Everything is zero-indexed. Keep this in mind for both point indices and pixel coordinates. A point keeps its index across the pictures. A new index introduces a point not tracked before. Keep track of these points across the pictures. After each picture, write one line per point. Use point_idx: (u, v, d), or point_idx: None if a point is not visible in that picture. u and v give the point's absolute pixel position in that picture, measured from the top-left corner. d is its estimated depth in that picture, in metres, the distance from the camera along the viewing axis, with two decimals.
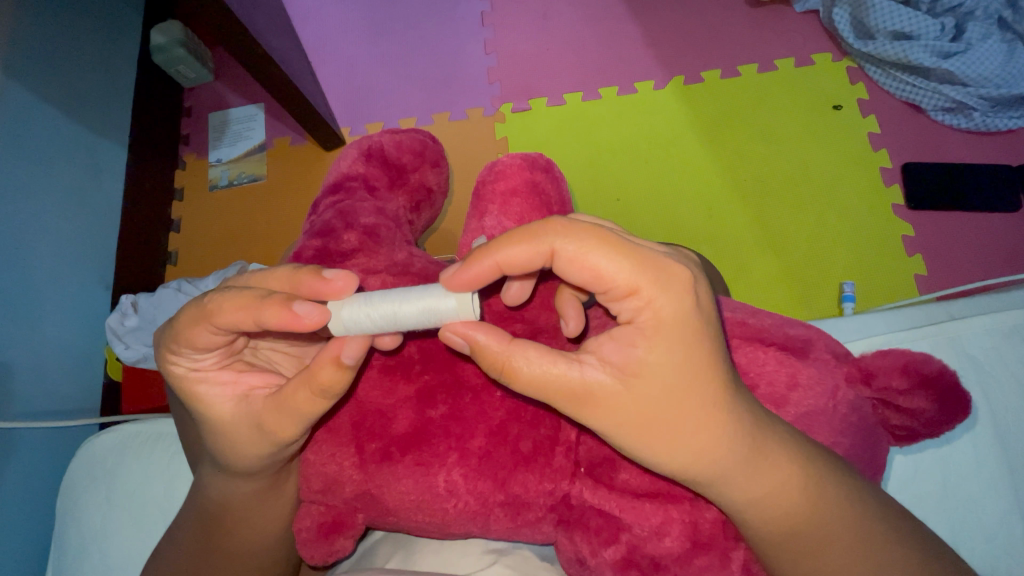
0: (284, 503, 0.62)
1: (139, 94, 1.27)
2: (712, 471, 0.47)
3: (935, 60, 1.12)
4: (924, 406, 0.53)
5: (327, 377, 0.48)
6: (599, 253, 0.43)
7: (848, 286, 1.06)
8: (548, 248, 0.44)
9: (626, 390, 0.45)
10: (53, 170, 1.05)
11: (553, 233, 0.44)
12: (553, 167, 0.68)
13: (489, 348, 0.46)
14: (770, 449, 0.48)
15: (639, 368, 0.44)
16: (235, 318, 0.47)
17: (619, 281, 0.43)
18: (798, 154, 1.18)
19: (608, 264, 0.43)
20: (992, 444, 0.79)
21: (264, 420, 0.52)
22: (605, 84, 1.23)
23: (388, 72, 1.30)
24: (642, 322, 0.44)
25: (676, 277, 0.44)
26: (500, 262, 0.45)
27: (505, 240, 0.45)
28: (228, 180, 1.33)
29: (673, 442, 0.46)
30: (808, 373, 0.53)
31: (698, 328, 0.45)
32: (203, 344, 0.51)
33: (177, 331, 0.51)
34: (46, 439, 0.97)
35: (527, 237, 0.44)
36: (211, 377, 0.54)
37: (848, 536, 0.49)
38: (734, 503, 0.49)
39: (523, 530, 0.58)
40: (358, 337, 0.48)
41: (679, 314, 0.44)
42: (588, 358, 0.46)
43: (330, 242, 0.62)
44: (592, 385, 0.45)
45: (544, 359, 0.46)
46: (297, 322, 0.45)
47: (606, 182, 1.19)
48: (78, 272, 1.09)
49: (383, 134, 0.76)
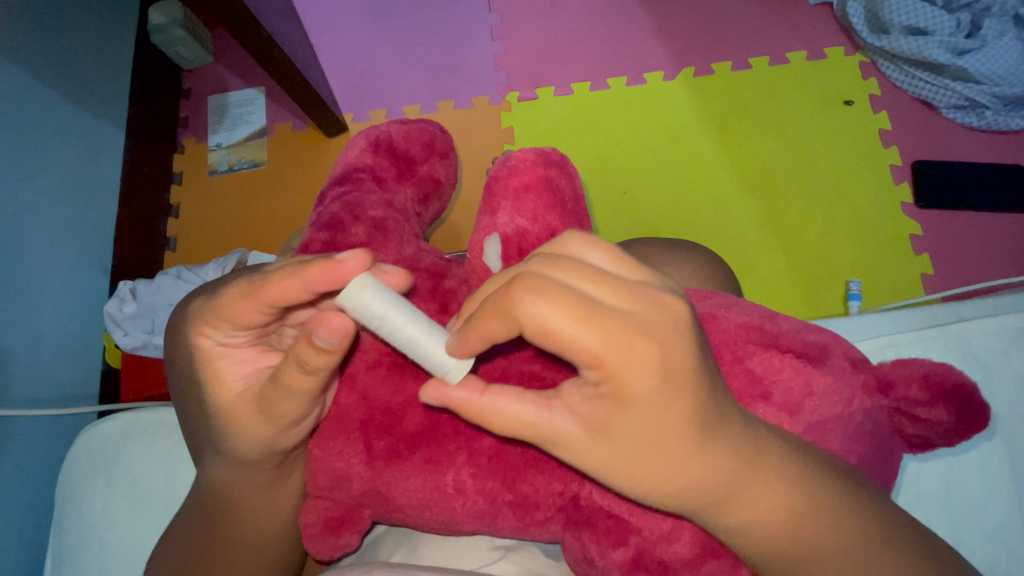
0: (287, 497, 0.61)
1: (137, 74, 1.24)
2: (696, 500, 0.45)
3: (950, 57, 1.10)
4: (941, 416, 0.53)
5: (309, 358, 0.47)
6: (563, 326, 0.37)
7: (857, 284, 1.05)
8: (515, 323, 0.39)
9: (593, 443, 0.43)
10: (50, 152, 1.02)
11: (517, 305, 0.38)
12: (567, 163, 0.67)
13: (464, 401, 0.45)
14: (768, 468, 0.46)
15: (606, 428, 0.42)
16: (284, 289, 0.46)
17: (587, 351, 0.37)
18: (808, 148, 1.16)
19: (568, 337, 0.37)
20: (998, 447, 0.79)
21: (267, 399, 0.52)
22: (614, 73, 1.21)
23: (394, 57, 1.27)
24: (606, 392, 0.40)
25: (643, 350, 0.38)
26: (481, 335, 0.41)
27: (481, 313, 0.41)
28: (229, 165, 1.30)
29: (648, 480, 0.44)
30: (825, 381, 0.52)
31: (671, 395, 0.41)
32: (239, 321, 0.50)
33: (218, 304, 0.51)
34: (44, 425, 0.96)
35: (494, 312, 0.40)
36: (237, 355, 0.53)
37: (859, 549, 0.48)
38: (721, 525, 0.47)
39: (531, 530, 0.57)
40: (337, 321, 0.44)
41: (645, 390, 0.39)
42: (557, 405, 0.44)
43: (338, 235, 0.60)
44: (561, 433, 0.44)
45: (514, 409, 0.44)
46: (341, 270, 0.43)
47: (613, 174, 1.18)
48: (75, 257, 1.07)
49: (391, 123, 0.75)
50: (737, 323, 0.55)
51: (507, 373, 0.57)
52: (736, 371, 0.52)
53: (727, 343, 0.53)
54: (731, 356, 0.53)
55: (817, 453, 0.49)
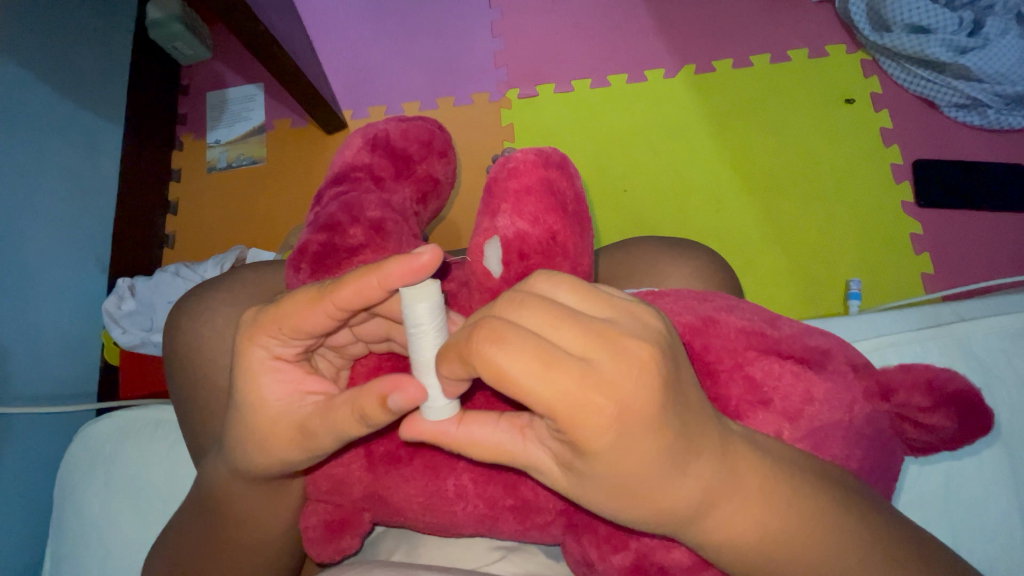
0: (285, 509, 0.61)
1: (135, 70, 1.23)
2: (675, 520, 0.45)
3: (951, 55, 1.10)
4: (944, 423, 0.52)
5: (368, 407, 0.45)
6: (516, 378, 0.37)
7: (857, 282, 1.05)
8: (474, 369, 0.39)
9: (563, 477, 0.43)
10: (48, 149, 1.02)
11: (474, 352, 0.38)
12: (568, 164, 0.66)
13: (440, 433, 0.45)
14: (750, 481, 0.46)
15: (571, 467, 0.42)
16: (363, 287, 0.45)
17: (541, 402, 0.37)
18: (810, 147, 1.16)
19: (523, 390, 0.37)
20: (999, 448, 0.79)
21: (309, 427, 0.50)
22: (615, 71, 1.21)
23: (393, 54, 1.26)
24: (565, 440, 0.40)
25: (597, 407, 0.38)
26: (443, 372, 0.42)
27: (443, 353, 0.41)
28: (228, 162, 1.30)
29: (622, 510, 0.43)
30: (825, 386, 0.52)
31: (632, 444, 0.39)
32: (302, 328, 0.49)
33: (280, 311, 0.49)
34: (42, 424, 0.96)
35: (453, 355, 0.40)
36: (282, 368, 0.51)
37: (846, 556, 0.47)
38: (701, 540, 0.47)
39: (532, 532, 0.57)
40: (414, 391, 0.43)
41: (601, 444, 0.39)
42: (532, 434, 0.44)
43: (336, 236, 0.60)
44: (534, 462, 0.44)
45: (488, 438, 0.44)
46: (415, 263, 0.43)
47: (613, 173, 1.17)
48: (73, 255, 1.06)
49: (389, 121, 0.74)
50: (737, 328, 0.54)
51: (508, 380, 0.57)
52: (736, 377, 0.52)
53: (727, 347, 0.53)
54: (731, 361, 0.53)
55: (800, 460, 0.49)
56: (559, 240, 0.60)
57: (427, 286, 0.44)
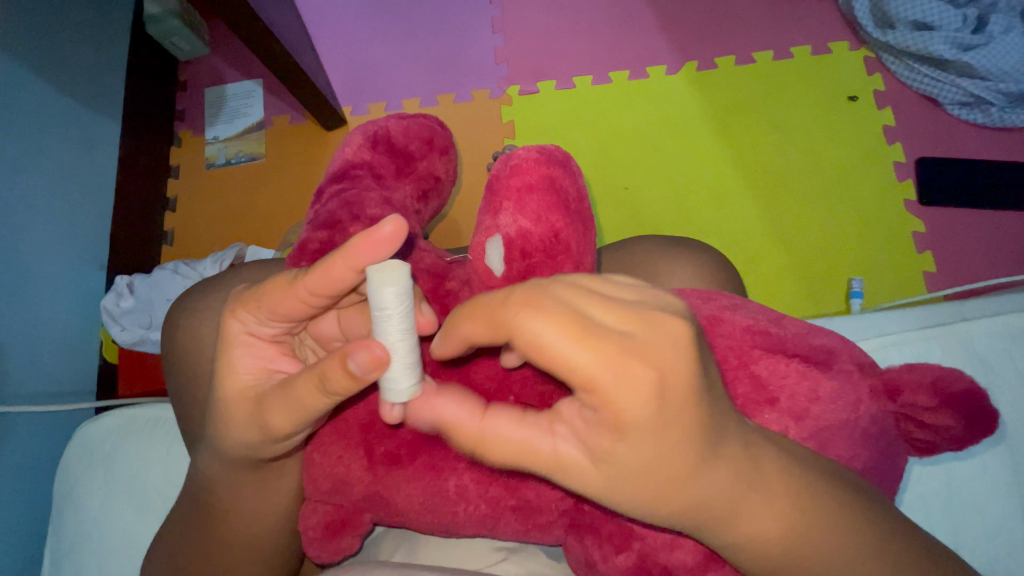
0: (279, 506, 0.61)
1: (133, 65, 1.22)
2: (693, 517, 0.45)
3: (955, 52, 1.09)
4: (949, 423, 0.53)
5: (334, 376, 0.45)
6: (552, 341, 0.37)
7: (859, 281, 1.04)
8: (505, 333, 0.41)
9: (597, 473, 0.41)
10: (45, 145, 1.01)
11: (509, 315, 0.40)
12: (570, 161, 0.66)
13: (461, 425, 0.45)
14: (769, 482, 0.45)
15: (607, 456, 0.40)
16: (335, 271, 0.45)
17: (579, 372, 0.37)
18: (811, 144, 1.15)
19: (565, 358, 0.37)
20: (1002, 447, 0.79)
21: (266, 402, 0.50)
22: (616, 67, 1.20)
23: (393, 49, 1.25)
24: (605, 420, 0.39)
25: (639, 375, 0.37)
26: (468, 338, 0.44)
27: (471, 316, 0.43)
28: (226, 158, 1.29)
29: (645, 504, 0.43)
30: (830, 385, 0.51)
31: (671, 419, 0.39)
32: (278, 309, 0.49)
33: (259, 291, 0.50)
34: (40, 422, 0.96)
35: (485, 317, 0.42)
36: (257, 347, 0.52)
37: (853, 558, 0.47)
38: (722, 541, 0.46)
39: (534, 533, 0.57)
40: (377, 350, 0.43)
41: (642, 417, 0.38)
42: (561, 430, 0.42)
43: (336, 235, 0.59)
44: (564, 460, 0.42)
45: (515, 430, 0.43)
46: (380, 243, 0.43)
47: (614, 170, 1.17)
48: (71, 252, 1.05)
49: (390, 119, 0.73)
50: (742, 327, 0.54)
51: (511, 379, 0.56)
52: (741, 376, 0.52)
53: (732, 346, 0.53)
54: (736, 361, 0.52)
55: (816, 460, 0.48)
56: (562, 239, 0.59)
57: (396, 267, 0.43)
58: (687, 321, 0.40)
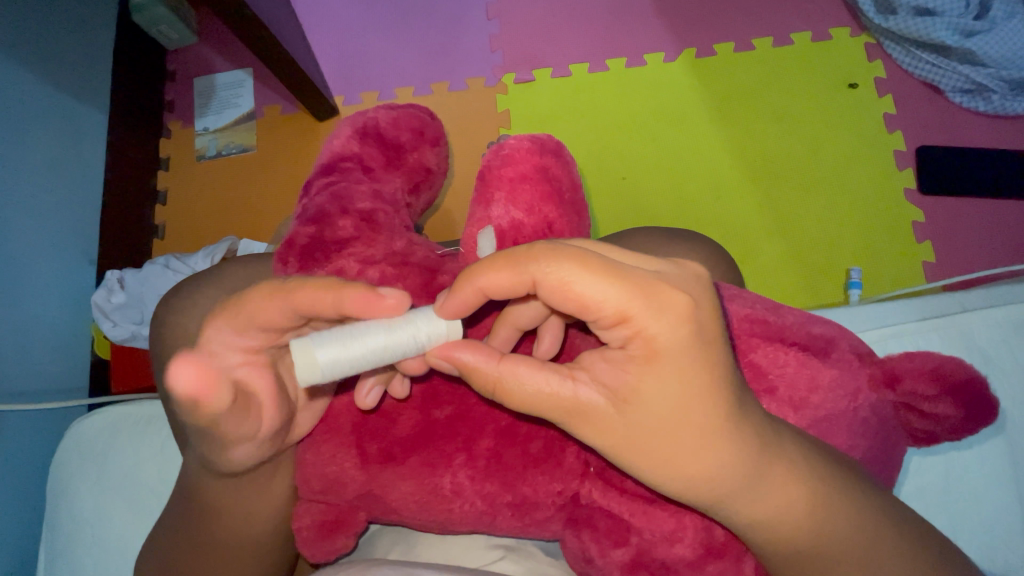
0: (274, 506, 0.60)
1: (120, 55, 1.19)
2: (707, 493, 0.44)
3: (957, 39, 1.07)
4: (949, 412, 0.51)
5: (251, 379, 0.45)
6: (584, 280, 0.38)
7: (858, 271, 1.03)
8: (528, 278, 0.40)
9: (621, 415, 0.42)
10: (31, 139, 0.99)
11: (533, 260, 0.40)
12: (564, 150, 0.65)
13: (479, 368, 0.44)
14: (780, 463, 0.45)
15: (633, 396, 0.41)
16: (314, 300, 0.45)
17: (607, 308, 0.39)
18: (812, 134, 1.14)
19: (597, 290, 0.38)
20: (1000, 438, 0.78)
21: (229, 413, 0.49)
22: (613, 55, 1.18)
23: (386, 36, 1.23)
24: (635, 350, 0.40)
25: (671, 300, 0.39)
26: (481, 288, 0.42)
27: (487, 263, 0.42)
28: (217, 150, 1.27)
29: (663, 464, 0.43)
30: (830, 375, 0.51)
31: (702, 352, 0.41)
32: (257, 321, 0.47)
33: (237, 300, 0.47)
34: (34, 420, 0.95)
35: (507, 263, 0.41)
36: (235, 359, 0.50)
37: (859, 556, 0.45)
38: (743, 521, 0.45)
39: (531, 529, 0.56)
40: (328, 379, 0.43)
41: (675, 343, 0.40)
42: (582, 376, 0.43)
43: (325, 229, 0.58)
44: (584, 405, 0.42)
45: (534, 377, 0.43)
46: (377, 305, 0.44)
47: (613, 160, 1.15)
48: (61, 248, 1.04)
49: (379, 109, 0.71)
50: (741, 316, 0.53)
51: None
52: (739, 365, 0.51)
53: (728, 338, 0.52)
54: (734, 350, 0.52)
55: (819, 449, 0.47)
56: (555, 231, 0.59)
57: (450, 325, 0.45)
58: (703, 266, 0.45)
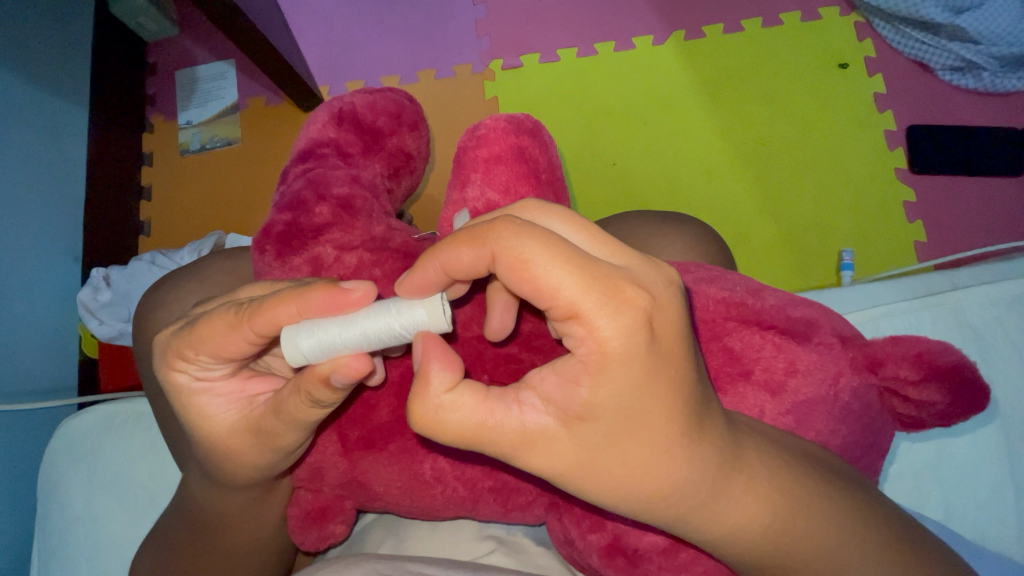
0: (271, 516, 0.59)
1: (99, 48, 1.16)
2: (675, 511, 0.41)
3: (948, 16, 1.06)
4: (934, 398, 0.51)
5: (317, 391, 0.43)
6: (542, 260, 0.35)
7: (848, 253, 1.03)
8: (488, 252, 0.37)
9: (571, 435, 0.38)
10: (11, 137, 0.97)
11: (495, 235, 0.37)
12: (541, 130, 0.64)
13: (424, 385, 0.39)
14: (748, 470, 0.42)
15: (585, 412, 0.37)
16: (277, 314, 0.42)
17: (561, 297, 0.35)
18: (802, 114, 1.13)
19: (552, 275, 0.35)
20: (990, 415, 0.78)
21: (264, 430, 0.47)
22: (602, 38, 1.17)
23: (371, 25, 1.21)
24: (585, 356, 0.36)
25: (630, 302, 0.36)
26: (443, 264, 0.40)
27: (449, 239, 0.39)
28: (201, 144, 1.25)
29: (622, 489, 0.39)
30: (809, 359, 0.50)
31: (658, 361, 0.37)
32: (221, 354, 0.45)
33: (195, 335, 0.44)
34: (22, 419, 0.94)
35: (468, 239, 0.38)
36: (215, 387, 0.47)
37: (844, 537, 0.45)
38: (708, 537, 0.43)
39: (513, 513, 0.57)
40: (355, 363, 0.42)
41: (628, 351, 0.36)
42: (529, 398, 0.39)
43: (300, 216, 0.57)
44: (531, 431, 0.38)
45: (478, 406, 0.38)
46: (344, 301, 0.41)
47: (603, 147, 1.14)
48: (45, 247, 1.02)
49: (355, 92, 0.70)
50: (717, 299, 0.53)
51: (483, 358, 0.56)
52: (714, 349, 0.51)
53: (707, 320, 0.52)
54: (709, 334, 0.51)
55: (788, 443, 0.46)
56: None
57: (432, 304, 0.41)
58: (676, 270, 0.41)
